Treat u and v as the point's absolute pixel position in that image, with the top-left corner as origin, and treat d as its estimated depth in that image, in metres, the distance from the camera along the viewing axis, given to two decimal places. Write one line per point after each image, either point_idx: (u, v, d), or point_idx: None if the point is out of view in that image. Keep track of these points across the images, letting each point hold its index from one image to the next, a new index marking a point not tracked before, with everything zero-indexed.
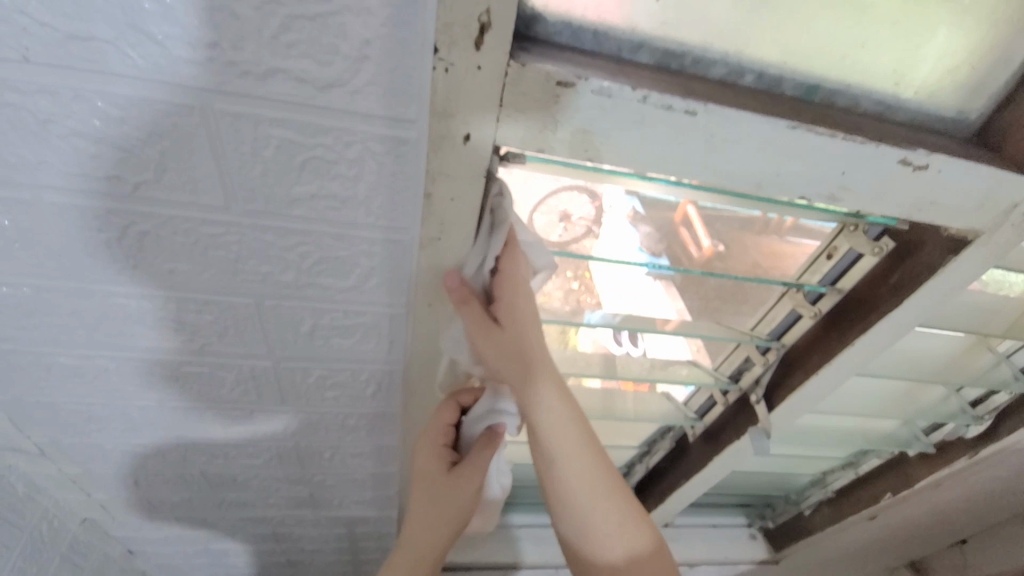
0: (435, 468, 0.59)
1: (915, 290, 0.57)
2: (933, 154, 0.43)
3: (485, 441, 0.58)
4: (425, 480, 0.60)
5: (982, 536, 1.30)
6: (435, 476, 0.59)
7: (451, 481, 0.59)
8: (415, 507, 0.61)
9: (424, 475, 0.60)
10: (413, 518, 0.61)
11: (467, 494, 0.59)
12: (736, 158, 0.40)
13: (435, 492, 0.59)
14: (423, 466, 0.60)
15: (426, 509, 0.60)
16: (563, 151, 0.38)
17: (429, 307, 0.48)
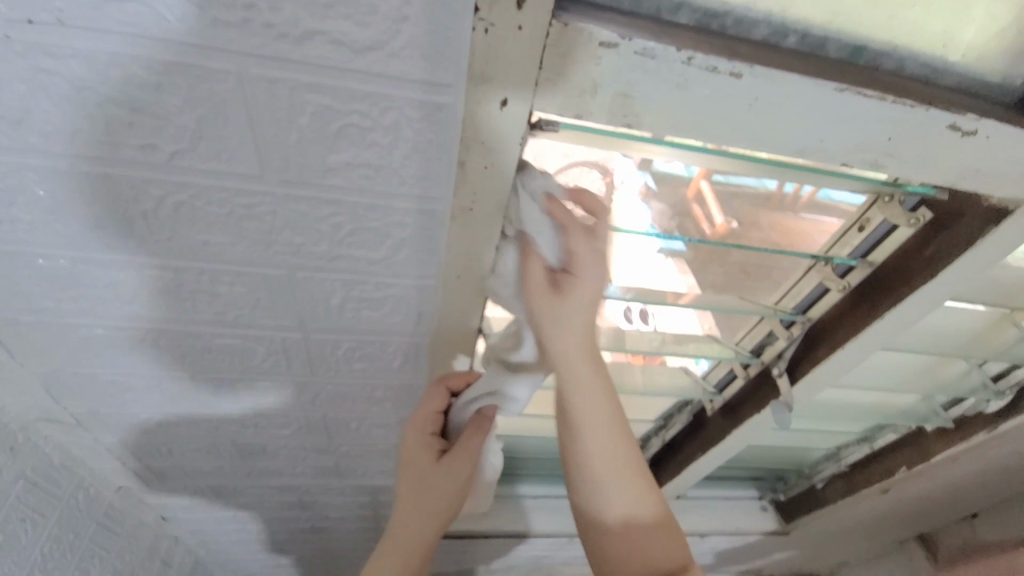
0: (424, 456, 0.59)
1: (950, 263, 0.55)
2: (984, 119, 0.41)
3: (472, 428, 0.58)
4: (413, 469, 0.59)
5: (994, 511, 1.30)
6: (423, 464, 0.59)
7: (439, 469, 0.58)
8: (403, 499, 0.60)
9: (411, 463, 0.60)
10: (401, 510, 0.60)
11: (452, 485, 0.59)
12: (779, 123, 0.38)
13: (421, 481, 0.59)
14: (411, 453, 0.60)
15: (413, 499, 0.59)
16: (601, 117, 0.37)
17: (458, 277, 0.49)
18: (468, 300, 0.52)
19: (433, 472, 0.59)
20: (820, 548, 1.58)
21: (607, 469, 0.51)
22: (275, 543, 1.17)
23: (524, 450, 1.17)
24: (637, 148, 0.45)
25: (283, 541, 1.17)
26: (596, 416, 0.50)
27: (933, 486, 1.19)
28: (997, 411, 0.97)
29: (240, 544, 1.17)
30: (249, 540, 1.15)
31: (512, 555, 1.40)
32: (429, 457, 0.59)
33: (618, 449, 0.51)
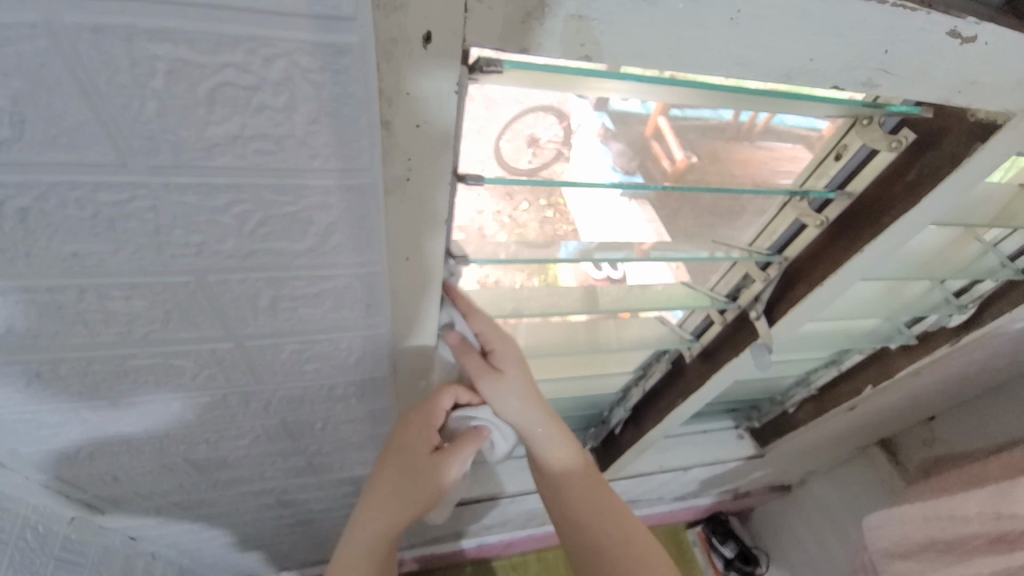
0: (420, 442, 0.55)
1: (936, 186, 0.51)
2: (983, 22, 0.36)
3: (471, 435, 0.57)
4: (402, 452, 0.55)
5: (950, 413, 1.38)
6: (414, 451, 0.55)
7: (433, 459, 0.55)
8: (383, 483, 0.54)
9: (403, 447, 0.55)
10: (379, 496, 0.54)
11: (440, 485, 0.54)
12: (765, 41, 0.32)
13: (409, 467, 0.54)
14: (404, 439, 0.56)
15: (397, 485, 0.54)
16: (553, 48, 0.30)
17: (408, 259, 0.43)
18: (422, 284, 0.46)
19: (424, 460, 0.54)
20: (793, 464, 1.68)
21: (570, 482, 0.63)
22: (264, 540, 1.14)
23: None
24: (600, 85, 0.38)
25: (272, 537, 1.13)
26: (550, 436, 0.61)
27: (895, 399, 1.24)
28: (958, 324, 0.98)
29: (227, 546, 1.12)
30: (235, 542, 1.11)
31: (505, 513, 1.42)
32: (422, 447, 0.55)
33: (569, 462, 0.63)
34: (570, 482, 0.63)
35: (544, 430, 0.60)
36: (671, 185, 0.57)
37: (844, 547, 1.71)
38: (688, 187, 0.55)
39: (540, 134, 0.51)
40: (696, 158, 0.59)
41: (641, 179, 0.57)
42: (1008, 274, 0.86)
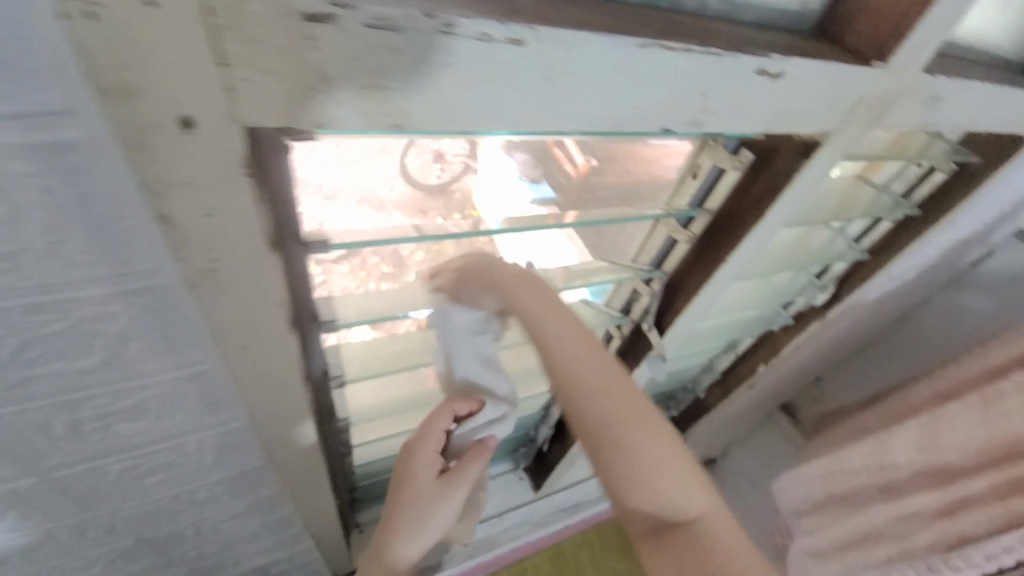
0: (425, 470, 0.52)
1: (776, 198, 0.56)
2: (789, 58, 0.37)
3: (477, 450, 0.54)
4: (414, 483, 0.51)
5: (832, 371, 1.54)
6: (422, 477, 0.52)
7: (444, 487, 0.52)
8: (402, 524, 0.50)
9: (414, 474, 0.52)
10: (401, 533, 0.50)
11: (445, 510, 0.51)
12: (585, 96, 0.31)
13: (424, 497, 0.51)
14: (404, 474, 0.53)
15: (415, 519, 0.50)
16: (353, 121, 0.27)
17: (246, 349, 0.38)
18: (275, 367, 0.41)
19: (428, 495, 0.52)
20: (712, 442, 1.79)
21: (589, 378, 0.46)
22: None
23: None
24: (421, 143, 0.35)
25: None
26: (568, 326, 0.49)
27: (786, 371, 1.37)
28: (824, 302, 1.09)
29: None
30: None
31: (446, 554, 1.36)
32: (430, 474, 0.52)
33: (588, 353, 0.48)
34: (580, 379, 0.46)
35: (547, 315, 0.50)
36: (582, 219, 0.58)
37: (767, 512, 1.85)
38: (590, 219, 0.58)
39: (445, 151, 0.53)
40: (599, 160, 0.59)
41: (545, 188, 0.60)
42: (853, 254, 0.99)
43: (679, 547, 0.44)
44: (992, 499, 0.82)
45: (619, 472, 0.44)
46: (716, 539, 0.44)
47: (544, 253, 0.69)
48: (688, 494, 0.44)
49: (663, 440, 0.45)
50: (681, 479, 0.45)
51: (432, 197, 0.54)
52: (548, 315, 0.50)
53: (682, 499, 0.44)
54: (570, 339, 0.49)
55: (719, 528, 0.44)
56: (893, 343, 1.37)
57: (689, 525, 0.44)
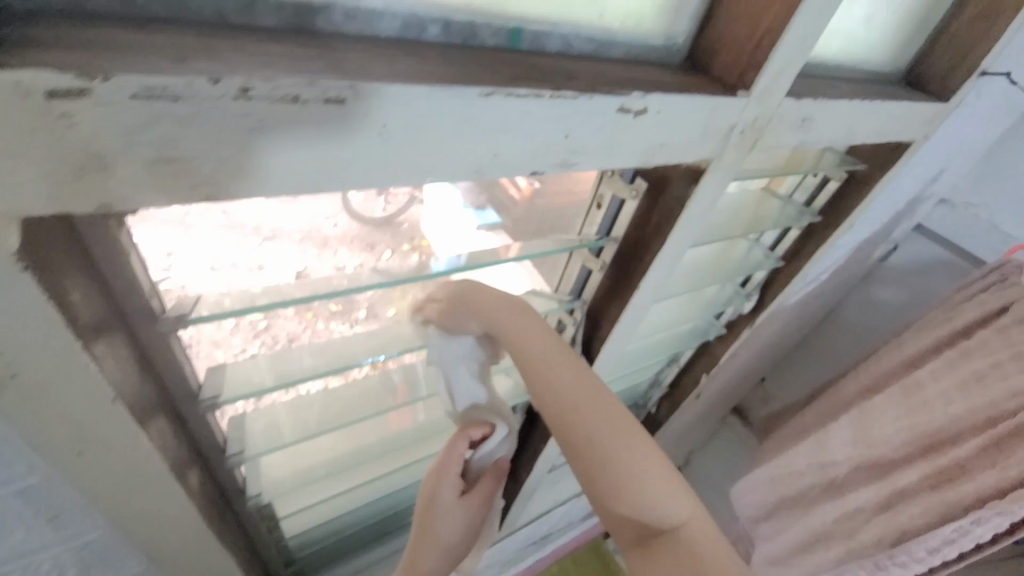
0: (449, 492, 0.51)
1: (674, 225, 0.56)
2: (647, 95, 0.37)
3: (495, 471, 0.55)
4: (441, 504, 0.51)
5: (774, 370, 1.55)
6: (448, 500, 0.51)
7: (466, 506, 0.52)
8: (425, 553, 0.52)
9: (437, 500, 0.51)
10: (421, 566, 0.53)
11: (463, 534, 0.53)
12: (431, 148, 0.30)
13: (451, 522, 0.51)
14: (426, 497, 0.52)
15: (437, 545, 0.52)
16: (154, 197, 0.24)
17: (78, 454, 0.33)
18: (125, 469, 0.36)
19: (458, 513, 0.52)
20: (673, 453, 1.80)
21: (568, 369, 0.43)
22: None
23: (370, 514, 1.00)
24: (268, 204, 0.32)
25: None
26: (528, 337, 0.46)
27: (729, 378, 1.39)
28: (750, 309, 1.11)
29: None
30: None
31: None
32: (451, 494, 0.52)
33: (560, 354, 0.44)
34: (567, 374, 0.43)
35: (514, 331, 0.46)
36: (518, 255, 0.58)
37: None
38: (542, 251, 0.59)
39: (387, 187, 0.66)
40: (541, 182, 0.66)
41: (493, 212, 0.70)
42: (771, 263, 1.01)
43: (663, 564, 0.34)
44: (927, 488, 0.85)
45: (614, 476, 0.37)
46: (701, 550, 0.35)
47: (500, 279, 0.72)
48: (667, 497, 0.36)
49: (641, 444, 0.38)
50: (659, 481, 0.37)
51: (379, 229, 0.66)
52: (518, 329, 0.46)
53: (661, 504, 0.36)
54: (540, 345, 0.45)
55: (707, 539, 0.35)
56: (825, 341, 1.43)
57: (670, 535, 0.35)
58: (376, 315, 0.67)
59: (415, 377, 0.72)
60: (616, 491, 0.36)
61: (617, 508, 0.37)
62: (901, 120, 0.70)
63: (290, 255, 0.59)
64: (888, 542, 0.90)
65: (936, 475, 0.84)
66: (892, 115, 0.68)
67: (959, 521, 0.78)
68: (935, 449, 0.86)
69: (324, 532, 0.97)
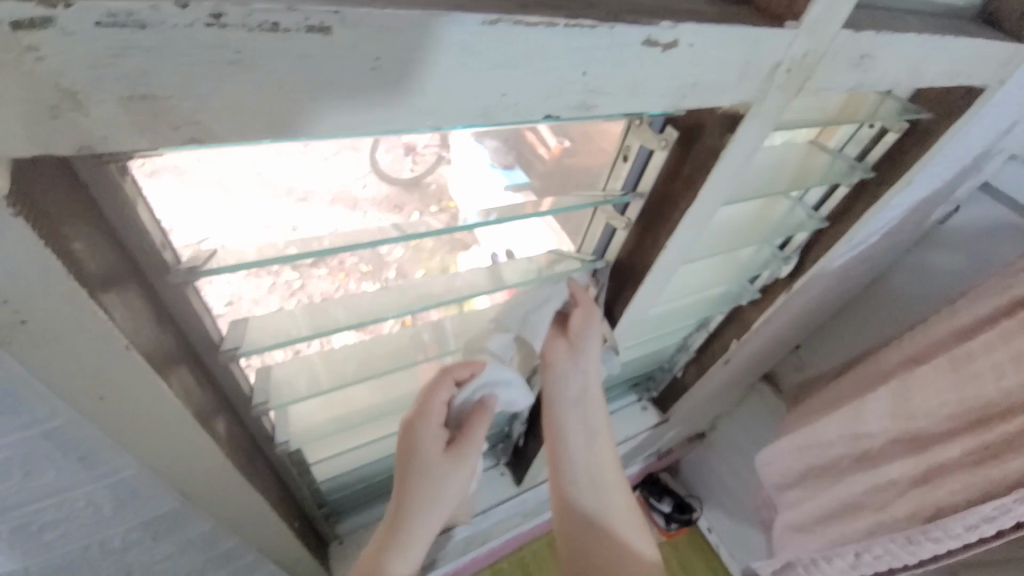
0: (431, 443, 0.61)
1: (705, 178, 0.51)
2: (679, 25, 0.33)
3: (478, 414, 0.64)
4: (423, 455, 0.60)
5: (812, 337, 1.48)
6: (431, 455, 0.61)
7: (449, 457, 0.62)
8: (417, 501, 0.60)
9: (419, 452, 0.61)
10: (416, 513, 0.60)
11: (452, 474, 0.62)
12: (432, 84, 0.27)
13: (433, 471, 0.61)
14: (411, 440, 0.61)
15: (428, 496, 0.60)
16: (135, 138, 0.23)
17: (102, 399, 0.34)
18: (148, 414, 0.37)
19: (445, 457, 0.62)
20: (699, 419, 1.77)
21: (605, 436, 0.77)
22: None
23: (398, 463, 1.04)
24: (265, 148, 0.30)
25: None
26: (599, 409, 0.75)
27: (763, 344, 1.34)
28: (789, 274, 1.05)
29: None
30: None
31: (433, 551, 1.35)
32: (435, 442, 0.61)
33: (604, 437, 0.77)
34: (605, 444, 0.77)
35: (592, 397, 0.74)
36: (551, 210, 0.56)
37: None
38: (566, 206, 0.57)
39: (416, 144, 0.57)
40: (571, 141, 0.60)
41: (519, 170, 0.62)
42: (814, 223, 0.94)
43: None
44: (969, 464, 0.81)
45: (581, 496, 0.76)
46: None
47: (521, 240, 0.70)
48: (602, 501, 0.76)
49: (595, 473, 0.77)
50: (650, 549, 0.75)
51: (407, 190, 0.59)
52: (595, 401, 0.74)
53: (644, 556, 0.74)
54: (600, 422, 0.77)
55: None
56: (870, 308, 1.34)
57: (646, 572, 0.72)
58: (405, 275, 0.65)
59: (445, 333, 0.71)
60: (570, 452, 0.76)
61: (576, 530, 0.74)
62: (978, 58, 0.61)
63: (337, 221, 0.53)
64: (921, 518, 0.87)
65: (981, 451, 0.79)
66: (968, 53, 0.59)
67: (1002, 500, 0.74)
68: (982, 424, 0.81)
69: (353, 479, 1.00)
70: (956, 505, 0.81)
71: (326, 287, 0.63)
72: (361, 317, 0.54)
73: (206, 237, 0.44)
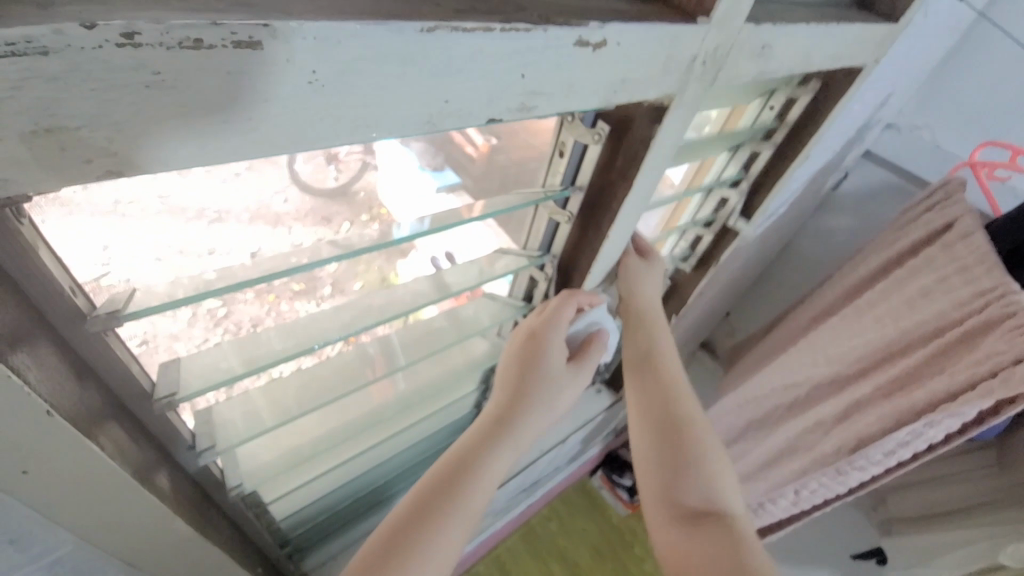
0: (556, 356, 0.58)
1: (639, 168, 0.54)
2: (606, 25, 0.34)
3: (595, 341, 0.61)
4: (549, 364, 0.57)
5: (739, 304, 1.61)
6: (554, 366, 0.57)
7: (570, 372, 0.58)
8: (533, 408, 0.54)
9: (547, 361, 0.57)
10: (528, 421, 0.54)
11: (565, 393, 0.57)
12: (375, 96, 0.26)
13: (556, 382, 0.57)
14: (529, 353, 0.58)
15: (545, 404, 0.55)
16: (40, 177, 0.20)
17: (22, 472, 0.30)
18: (82, 480, 0.33)
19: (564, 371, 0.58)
20: None
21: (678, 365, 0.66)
22: None
23: (362, 485, 0.99)
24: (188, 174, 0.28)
25: None
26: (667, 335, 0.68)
27: (698, 316, 1.43)
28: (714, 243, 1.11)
29: None
30: None
31: None
32: (558, 356, 0.58)
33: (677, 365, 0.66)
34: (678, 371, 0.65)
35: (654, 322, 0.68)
36: (479, 216, 0.55)
37: None
38: (502, 208, 0.57)
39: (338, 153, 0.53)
40: (498, 139, 0.62)
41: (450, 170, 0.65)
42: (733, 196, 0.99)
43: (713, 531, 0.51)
44: (880, 398, 0.92)
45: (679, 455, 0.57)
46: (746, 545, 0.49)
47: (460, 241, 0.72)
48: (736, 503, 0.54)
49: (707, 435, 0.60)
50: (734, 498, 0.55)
51: (332, 201, 0.56)
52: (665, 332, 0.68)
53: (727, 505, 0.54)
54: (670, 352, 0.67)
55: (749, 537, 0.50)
56: (785, 272, 1.48)
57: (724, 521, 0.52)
58: (344, 289, 0.63)
59: (392, 347, 0.70)
60: (652, 386, 0.63)
61: (669, 490, 0.56)
62: (855, 43, 0.69)
63: (256, 243, 0.50)
64: (847, 450, 0.96)
65: (889, 385, 0.90)
66: (847, 39, 0.67)
67: (912, 425, 0.85)
68: (887, 362, 0.93)
69: (316, 510, 0.95)
70: (873, 435, 0.91)
71: (252, 311, 0.58)
72: (296, 341, 0.52)
73: (100, 264, 0.38)
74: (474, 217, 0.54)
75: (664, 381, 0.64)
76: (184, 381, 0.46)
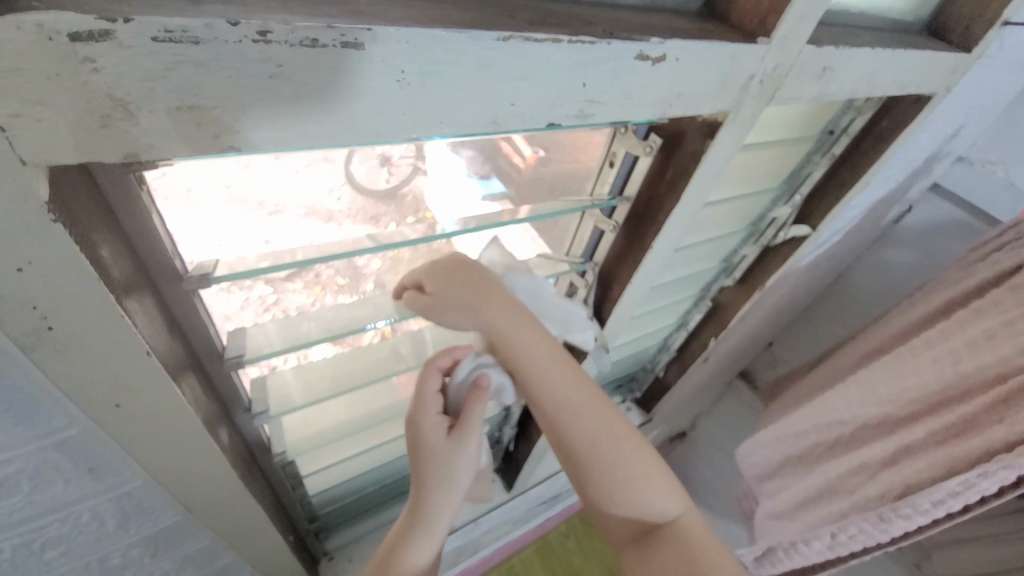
0: (432, 431, 0.51)
1: (688, 181, 0.55)
2: (666, 41, 0.36)
3: (476, 393, 0.51)
4: (424, 444, 0.51)
5: (783, 334, 1.55)
6: (434, 441, 0.51)
7: (452, 441, 0.50)
8: (429, 489, 0.51)
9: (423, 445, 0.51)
10: (432, 503, 0.51)
11: (452, 469, 0.50)
12: (452, 97, 0.29)
13: (437, 456, 0.50)
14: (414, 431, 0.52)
15: (437, 483, 0.50)
16: (175, 147, 0.24)
17: (117, 405, 0.34)
18: (161, 422, 0.37)
19: (448, 447, 0.50)
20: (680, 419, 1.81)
21: (550, 370, 0.50)
22: None
23: (389, 473, 1.03)
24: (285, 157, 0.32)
25: None
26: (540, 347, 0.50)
27: (739, 342, 1.39)
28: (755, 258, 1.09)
29: None
30: None
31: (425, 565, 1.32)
32: (439, 433, 0.51)
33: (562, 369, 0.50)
34: (546, 383, 0.49)
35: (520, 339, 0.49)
36: (512, 219, 0.56)
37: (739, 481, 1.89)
38: (548, 212, 0.59)
39: (391, 155, 0.57)
40: (545, 151, 0.62)
41: (497, 179, 0.64)
42: (784, 209, 0.97)
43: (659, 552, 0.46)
44: (933, 443, 0.86)
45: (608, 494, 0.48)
46: (689, 539, 0.47)
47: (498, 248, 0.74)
48: (666, 501, 0.48)
49: (640, 449, 0.49)
50: (658, 493, 0.48)
51: (383, 202, 0.60)
52: (529, 348, 0.50)
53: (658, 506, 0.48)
54: (539, 357, 0.50)
55: (689, 532, 0.47)
56: (835, 305, 1.42)
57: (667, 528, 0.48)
58: (384, 287, 0.65)
59: (422, 343, 0.73)
60: (559, 405, 0.49)
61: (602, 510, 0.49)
62: (923, 71, 0.68)
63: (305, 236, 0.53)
64: (893, 496, 0.90)
65: (943, 431, 0.85)
66: (916, 65, 0.66)
67: (967, 475, 0.79)
68: (943, 406, 0.87)
69: (344, 491, 0.99)
70: (924, 483, 0.85)
71: (300, 300, 0.62)
72: (334, 328, 0.56)
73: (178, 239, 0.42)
74: (507, 219, 0.56)
75: (549, 399, 0.49)
76: (247, 348, 0.50)
